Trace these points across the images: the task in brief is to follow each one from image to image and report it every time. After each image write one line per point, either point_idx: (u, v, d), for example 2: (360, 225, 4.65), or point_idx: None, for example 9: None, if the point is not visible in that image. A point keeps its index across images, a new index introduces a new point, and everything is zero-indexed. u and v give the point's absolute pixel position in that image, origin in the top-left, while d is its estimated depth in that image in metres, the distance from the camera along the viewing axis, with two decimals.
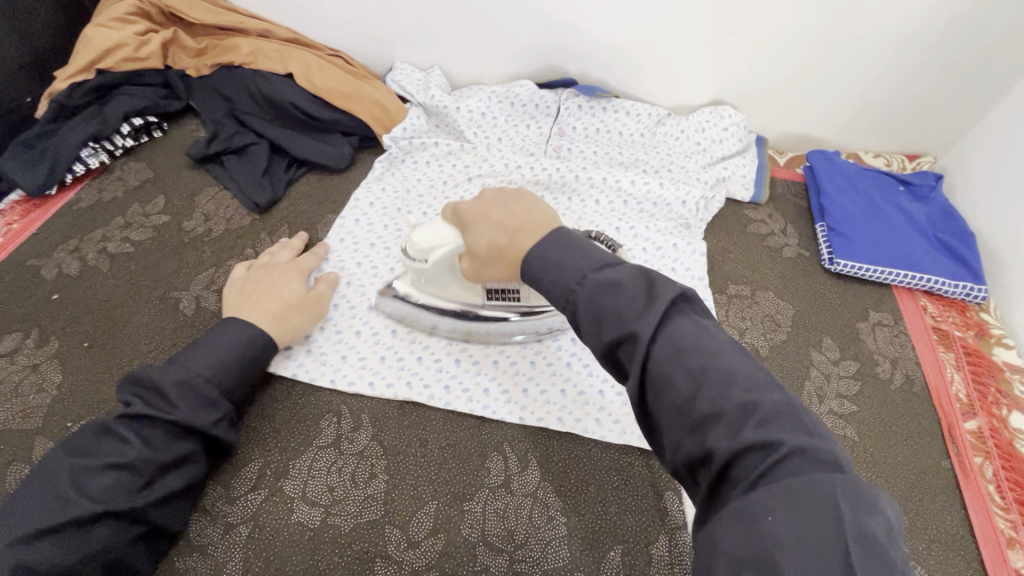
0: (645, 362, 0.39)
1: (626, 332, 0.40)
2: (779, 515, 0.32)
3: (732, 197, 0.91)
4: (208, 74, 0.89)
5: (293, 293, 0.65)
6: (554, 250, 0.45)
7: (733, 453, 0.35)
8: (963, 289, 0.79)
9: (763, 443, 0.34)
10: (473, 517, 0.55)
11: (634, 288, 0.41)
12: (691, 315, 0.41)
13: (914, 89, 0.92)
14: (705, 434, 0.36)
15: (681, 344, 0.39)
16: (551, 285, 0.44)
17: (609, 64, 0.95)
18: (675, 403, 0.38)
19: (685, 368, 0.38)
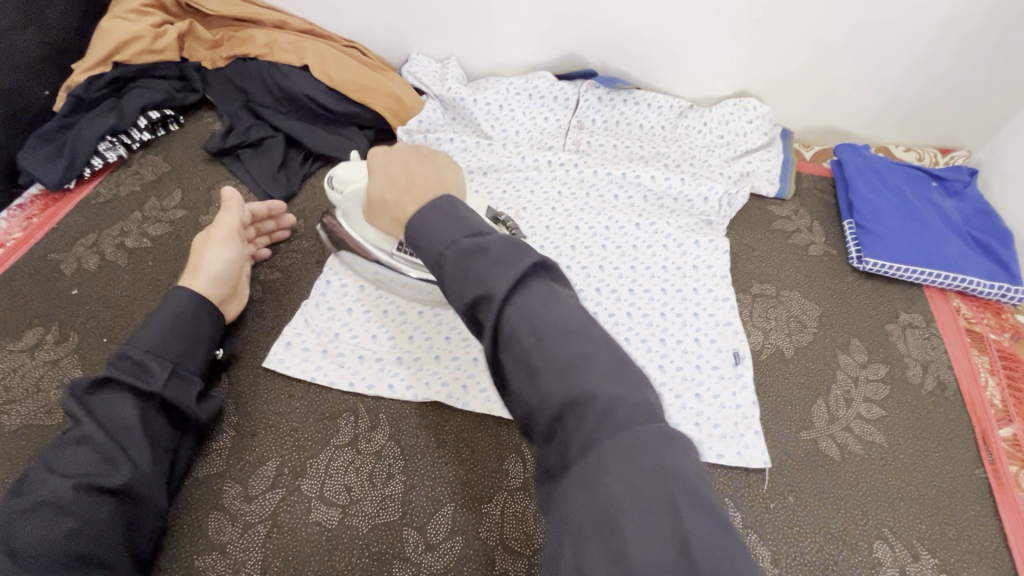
0: (498, 320, 0.40)
1: (484, 292, 0.40)
2: (614, 476, 0.33)
3: (757, 193, 0.88)
4: (224, 66, 0.88)
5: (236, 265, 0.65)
6: (433, 220, 0.44)
7: (565, 405, 0.36)
8: (999, 290, 0.76)
9: (593, 396, 0.36)
10: (491, 520, 0.54)
11: (518, 267, 0.40)
12: (549, 282, 0.41)
13: (951, 81, 0.88)
14: (541, 383, 0.38)
15: (531, 304, 0.39)
16: (456, 279, 0.42)
17: (630, 55, 0.93)
18: (519, 354, 0.39)
19: (536, 333, 0.38)
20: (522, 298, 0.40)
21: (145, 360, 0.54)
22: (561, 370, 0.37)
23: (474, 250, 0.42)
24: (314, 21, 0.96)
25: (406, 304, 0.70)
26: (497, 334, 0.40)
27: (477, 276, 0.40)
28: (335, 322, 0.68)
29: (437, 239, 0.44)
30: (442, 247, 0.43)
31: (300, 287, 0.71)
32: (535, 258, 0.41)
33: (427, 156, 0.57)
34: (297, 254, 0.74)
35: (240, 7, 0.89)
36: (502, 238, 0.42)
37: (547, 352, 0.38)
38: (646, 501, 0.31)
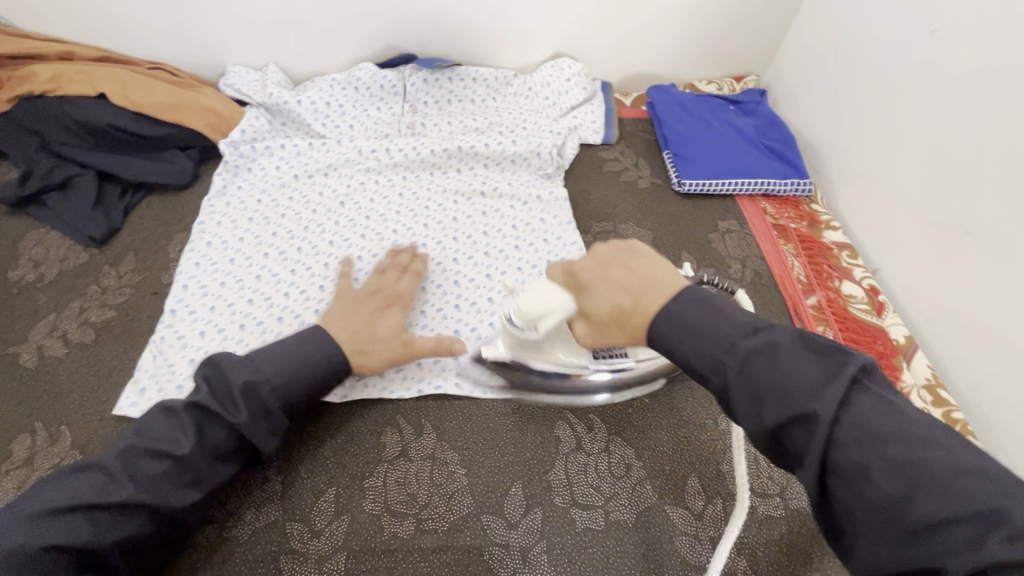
0: (827, 445, 0.37)
1: (805, 411, 0.38)
2: None
3: (586, 143, 0.96)
4: (8, 109, 0.79)
5: (388, 332, 0.62)
6: (698, 314, 0.45)
7: (968, 559, 0.31)
8: (792, 185, 0.89)
9: (1018, 550, 0.30)
10: (374, 492, 0.56)
11: (834, 376, 0.39)
12: (879, 392, 0.39)
13: (727, 15, 1.00)
14: (930, 543, 0.32)
15: (873, 427, 0.36)
16: (746, 399, 0.41)
17: (445, 34, 0.96)
18: (876, 500, 0.35)
19: (893, 466, 0.35)
20: (855, 412, 0.37)
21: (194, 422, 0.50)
22: (952, 523, 0.32)
23: (767, 355, 0.41)
24: (107, 47, 0.90)
25: (264, 315, 0.69)
26: (823, 466, 0.37)
27: (779, 389, 0.40)
28: (188, 351, 0.65)
29: (721, 334, 0.44)
30: (722, 351, 0.43)
31: (141, 320, 0.68)
32: (857, 366, 0.39)
33: (633, 254, 0.51)
34: (131, 288, 0.70)
35: (17, 44, 0.81)
36: (795, 342, 0.42)
37: (917, 498, 0.33)
38: None
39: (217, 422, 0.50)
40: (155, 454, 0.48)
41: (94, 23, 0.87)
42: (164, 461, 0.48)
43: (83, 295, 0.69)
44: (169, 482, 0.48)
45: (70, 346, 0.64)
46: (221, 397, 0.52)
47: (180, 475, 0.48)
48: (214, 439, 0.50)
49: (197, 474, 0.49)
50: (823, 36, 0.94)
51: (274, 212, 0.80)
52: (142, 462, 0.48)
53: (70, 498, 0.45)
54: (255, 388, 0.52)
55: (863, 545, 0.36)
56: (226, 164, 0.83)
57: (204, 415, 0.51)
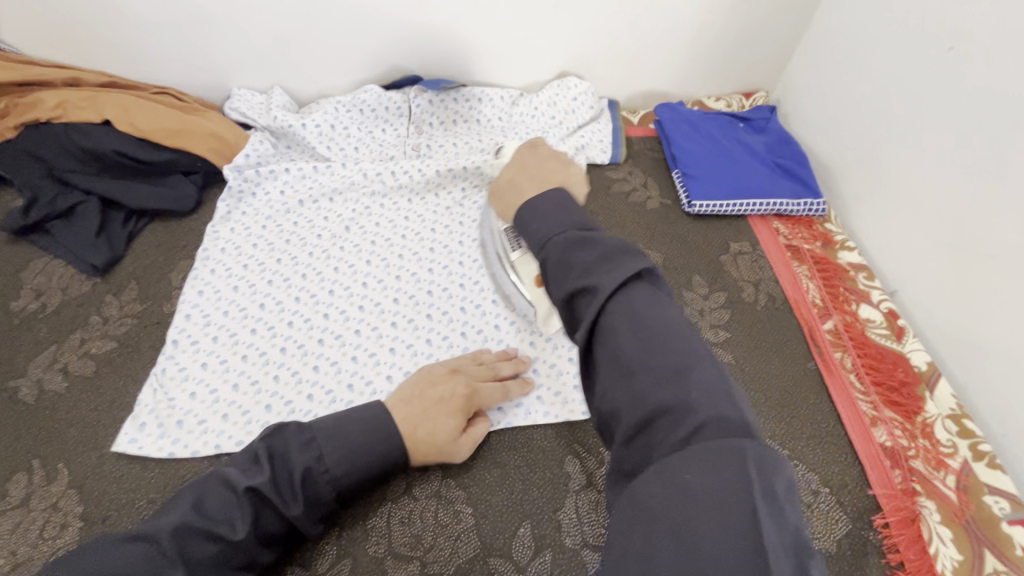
0: (597, 316, 0.39)
1: (590, 283, 0.39)
2: (698, 471, 0.31)
3: (593, 162, 0.94)
4: (14, 137, 0.78)
5: (447, 432, 0.55)
6: (552, 207, 0.45)
7: (658, 409, 0.35)
8: (805, 206, 0.88)
9: (689, 407, 0.34)
10: (378, 533, 0.54)
11: (625, 266, 0.40)
12: (656, 289, 0.41)
13: (735, 33, 0.99)
14: (635, 385, 0.36)
15: (637, 306, 0.38)
16: (559, 269, 0.41)
17: (450, 55, 0.95)
18: (613, 352, 0.38)
19: (636, 335, 0.37)
20: (627, 298, 0.39)
21: (253, 508, 0.46)
22: (657, 375, 0.36)
23: (581, 242, 0.42)
24: (115, 73, 0.90)
25: (267, 345, 0.68)
26: (594, 325, 0.39)
27: (584, 268, 0.40)
28: (189, 383, 0.64)
29: (552, 222, 0.44)
30: (555, 232, 0.43)
31: (142, 353, 0.66)
32: (645, 265, 0.40)
33: (559, 164, 0.54)
34: (133, 318, 0.69)
35: (22, 72, 0.81)
36: (616, 240, 0.42)
37: (642, 365, 0.36)
38: (723, 500, 0.30)
39: (274, 509, 0.47)
40: (209, 537, 0.44)
41: (100, 48, 0.87)
42: (217, 545, 0.44)
43: (85, 326, 0.68)
44: (218, 568, 0.44)
45: (71, 379, 0.63)
46: (281, 482, 0.47)
47: (230, 557, 0.45)
48: (268, 524, 0.47)
49: (246, 559, 0.46)
50: (834, 52, 0.92)
51: (278, 238, 0.79)
52: (196, 544, 0.43)
53: (117, 573, 0.40)
54: (315, 477, 0.48)
55: (597, 394, 0.39)
56: (230, 189, 0.82)
57: (263, 500, 0.47)
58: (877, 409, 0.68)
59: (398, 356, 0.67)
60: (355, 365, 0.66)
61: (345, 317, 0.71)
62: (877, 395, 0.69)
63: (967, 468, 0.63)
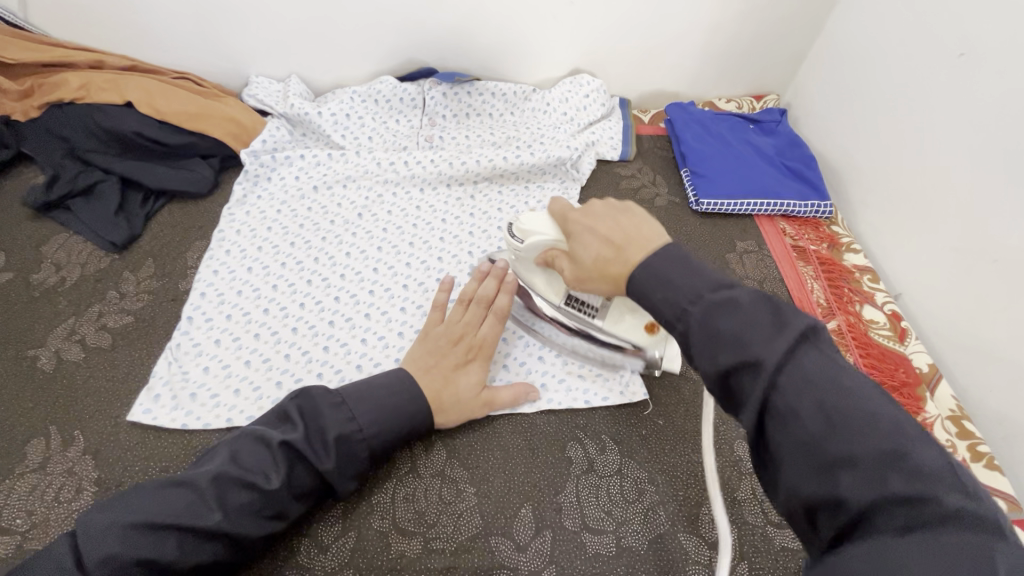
0: (767, 391, 0.37)
1: (749, 357, 0.37)
2: (932, 572, 0.28)
3: (603, 159, 0.95)
4: (39, 116, 0.81)
5: (468, 392, 0.59)
6: (673, 272, 0.43)
7: (871, 503, 0.31)
8: (812, 207, 0.88)
9: (909, 500, 0.30)
10: (383, 508, 0.55)
11: (786, 330, 0.37)
12: (824, 349, 0.37)
13: (748, 34, 1.00)
14: (836, 476, 0.33)
15: (811, 375, 0.36)
16: (704, 344, 0.39)
17: (465, 49, 0.96)
18: (801, 438, 0.35)
19: (820, 407, 0.35)
20: (800, 366, 0.36)
21: (288, 460, 0.50)
22: (863, 458, 0.32)
23: (650, 246, 0.45)
24: (137, 57, 0.92)
25: (279, 325, 0.69)
26: (763, 406, 0.37)
27: (734, 338, 0.38)
28: (202, 358, 0.65)
29: (678, 291, 0.42)
30: (673, 315, 0.42)
31: (156, 327, 0.68)
32: (808, 323, 0.38)
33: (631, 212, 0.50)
34: (149, 294, 0.71)
35: (49, 52, 0.83)
36: (754, 295, 0.40)
37: (833, 432, 0.34)
38: None
39: (306, 462, 0.50)
40: (246, 484, 0.48)
41: (124, 32, 0.89)
42: (252, 493, 0.48)
43: (102, 300, 0.69)
44: (252, 514, 0.47)
45: (87, 351, 0.65)
46: (313, 437, 0.51)
47: (265, 507, 0.48)
48: (301, 478, 0.50)
49: (279, 509, 0.49)
50: (846, 57, 0.93)
51: (292, 222, 0.80)
52: (232, 491, 0.47)
53: (162, 516, 0.45)
54: (348, 437, 0.52)
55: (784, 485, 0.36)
56: (247, 173, 0.83)
57: (296, 454, 0.50)
58: None
59: (406, 339, 0.69)
60: (364, 346, 0.68)
61: (355, 301, 0.72)
62: None
63: (965, 467, 0.64)
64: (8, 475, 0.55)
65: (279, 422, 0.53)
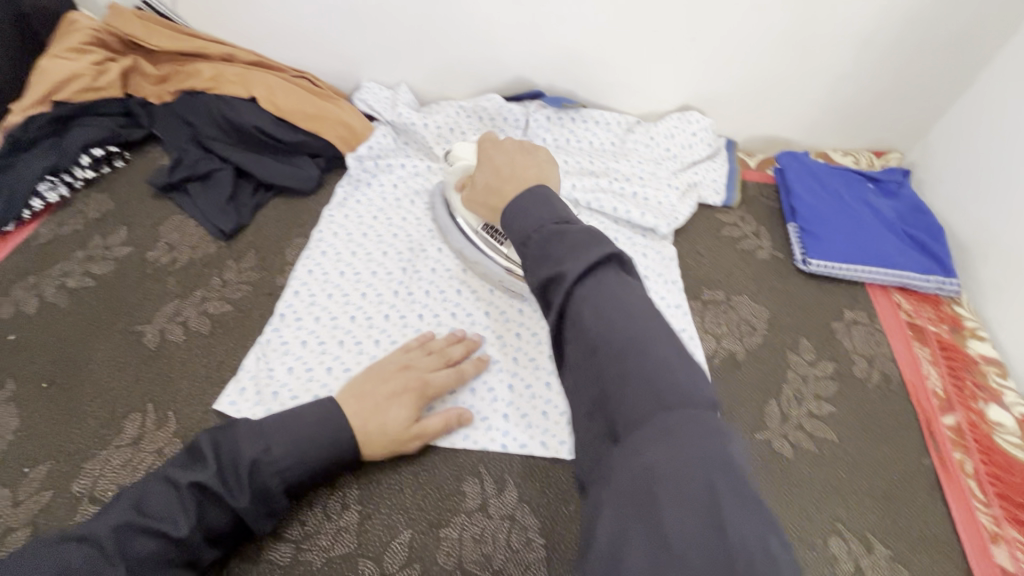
0: (568, 300, 0.44)
1: (558, 272, 0.45)
2: (662, 459, 0.35)
3: (704, 202, 0.91)
4: (172, 100, 0.87)
5: (395, 423, 0.57)
6: (533, 200, 0.51)
7: (624, 390, 0.40)
8: (934, 283, 0.81)
9: (653, 391, 0.38)
10: (450, 544, 0.54)
11: (597, 250, 0.45)
12: (623, 275, 0.45)
13: (880, 88, 0.92)
14: (607, 368, 0.41)
15: (605, 292, 0.43)
16: (536, 259, 0.47)
17: (574, 74, 0.95)
18: (588, 341, 0.42)
19: (599, 317, 0.42)
20: (600, 278, 0.44)
21: (189, 503, 0.48)
22: (617, 350, 0.41)
23: (557, 235, 0.47)
24: (263, 54, 0.96)
25: (363, 335, 0.69)
26: (563, 311, 0.44)
27: (554, 253, 0.46)
28: (288, 358, 0.66)
29: (531, 221, 0.50)
30: (532, 231, 0.49)
31: (252, 318, 0.70)
32: (606, 251, 0.45)
33: (529, 154, 0.66)
34: (248, 284, 0.73)
35: (185, 41, 0.88)
36: (585, 229, 0.47)
37: (609, 338, 0.42)
38: (688, 491, 0.34)
39: (218, 501, 0.49)
40: (153, 532, 0.47)
41: (255, 31, 0.93)
42: (161, 540, 0.47)
43: (206, 286, 0.72)
44: (161, 561, 0.47)
45: (188, 334, 0.68)
46: (227, 474, 0.50)
47: (174, 553, 0.47)
48: (213, 519, 0.49)
49: (191, 556, 0.48)
50: (989, 123, 0.85)
51: (386, 231, 0.81)
52: (137, 539, 0.46)
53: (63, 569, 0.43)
54: (262, 468, 0.51)
55: (595, 404, 0.42)
56: (350, 177, 0.86)
57: (208, 495, 0.49)
58: (999, 525, 0.61)
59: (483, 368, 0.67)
60: None
61: (438, 322, 0.72)
62: (1000, 509, 0.62)
63: None
64: (106, 446, 0.58)
65: (190, 458, 0.52)
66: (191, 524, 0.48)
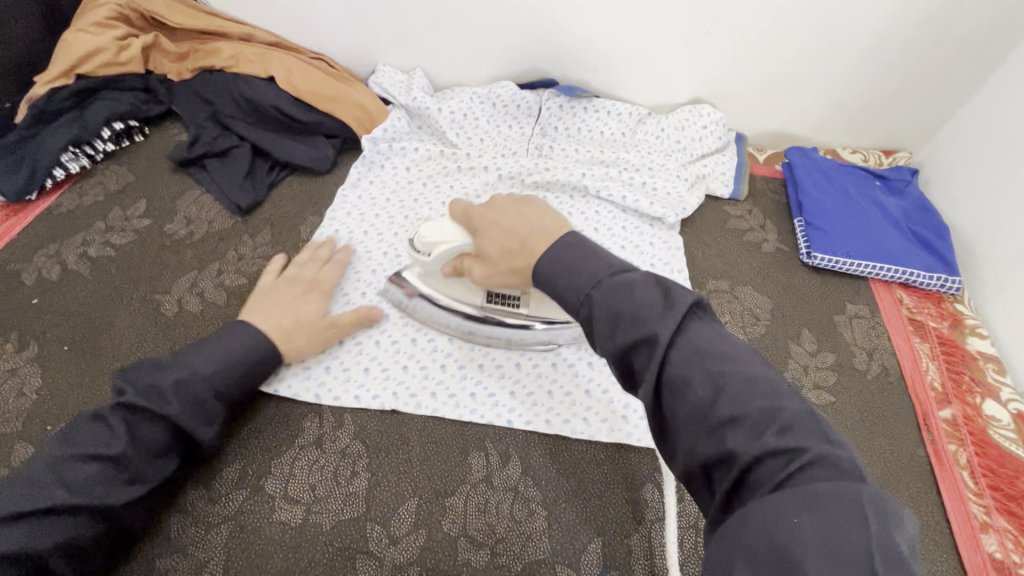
0: (662, 365, 0.41)
1: (647, 334, 0.41)
2: (804, 519, 0.31)
3: (712, 194, 0.92)
4: (191, 78, 0.89)
5: (309, 316, 0.65)
6: (572, 257, 0.48)
7: (756, 456, 0.35)
8: (936, 281, 0.82)
9: (788, 447, 0.35)
10: (454, 512, 0.56)
11: (675, 309, 0.42)
12: (708, 322, 0.43)
13: (890, 87, 0.93)
14: (723, 436, 0.37)
15: (699, 347, 0.41)
16: (604, 324, 0.43)
17: (587, 63, 0.96)
18: (695, 405, 0.39)
19: (709, 377, 0.39)
20: (690, 337, 0.41)
21: (116, 423, 0.51)
22: (742, 420, 0.37)
23: (622, 287, 0.44)
24: (281, 35, 0.98)
25: None
26: (658, 381, 0.41)
27: (631, 318, 0.42)
28: None
29: (581, 279, 0.47)
30: (589, 289, 0.46)
31: None
32: (692, 298, 0.43)
33: (528, 205, 0.57)
34: (263, 259, 0.75)
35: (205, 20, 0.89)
36: (648, 275, 0.45)
37: (721, 400, 0.38)
38: (844, 551, 0.29)
39: (146, 419, 0.52)
40: (90, 457, 0.49)
41: (274, 12, 0.94)
42: (100, 463, 0.49)
43: (222, 259, 0.74)
44: (109, 482, 0.49)
45: (205, 304, 0.70)
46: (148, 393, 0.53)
47: (121, 474, 0.49)
48: (149, 437, 0.51)
49: (135, 472, 0.50)
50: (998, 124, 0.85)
51: (398, 212, 0.83)
52: (75, 465, 0.48)
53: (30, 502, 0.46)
54: (188, 382, 0.54)
55: (677, 453, 0.40)
56: (364, 159, 0.87)
57: (133, 413, 0.52)
58: (990, 515, 0.62)
59: (491, 347, 0.69)
60: (451, 348, 0.69)
61: None
62: (992, 500, 0.63)
63: None
64: None
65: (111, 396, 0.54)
66: (125, 441, 0.50)
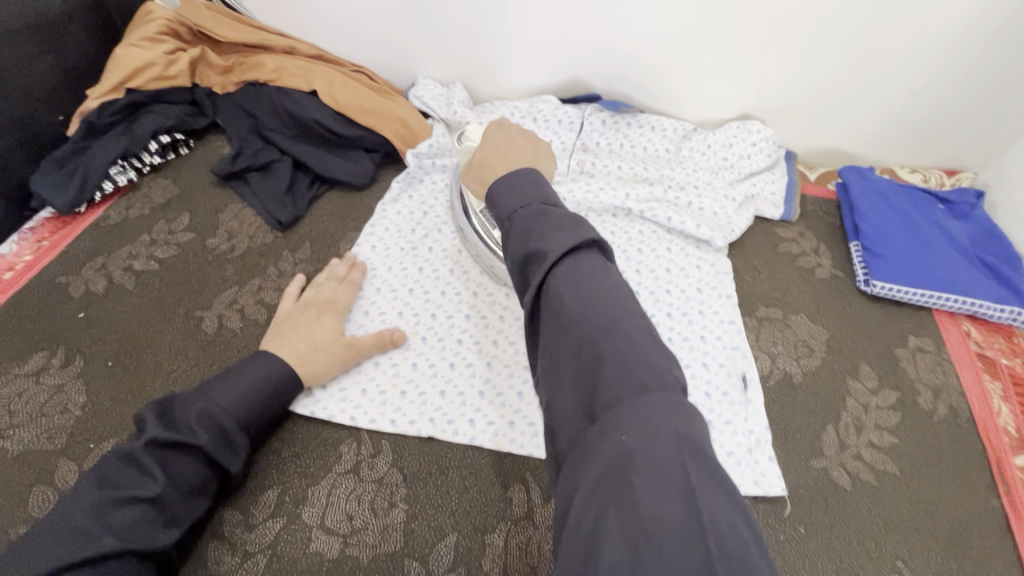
0: (546, 280, 0.44)
1: (540, 250, 0.45)
2: (636, 438, 0.35)
3: (761, 215, 0.88)
4: (235, 91, 0.89)
5: (324, 338, 0.64)
6: (546, 222, 0.47)
7: (607, 372, 0.39)
8: (1009, 314, 0.76)
9: (630, 372, 0.38)
10: (495, 550, 0.54)
11: (580, 235, 0.45)
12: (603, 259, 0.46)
13: (955, 105, 0.88)
14: (583, 351, 0.41)
15: (586, 277, 0.43)
16: (516, 236, 0.47)
17: (631, 78, 0.93)
18: (558, 313, 0.42)
19: (583, 298, 0.42)
20: (578, 262, 0.44)
21: (150, 463, 0.49)
22: (600, 341, 0.40)
23: (541, 213, 0.47)
24: (324, 48, 0.98)
25: (411, 332, 0.70)
26: (540, 289, 0.44)
27: (535, 231, 0.46)
28: None
29: (518, 203, 0.49)
30: (514, 208, 0.49)
31: None
32: (592, 237, 0.45)
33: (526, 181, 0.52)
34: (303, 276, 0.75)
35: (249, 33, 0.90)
36: (568, 212, 0.48)
37: (590, 323, 0.41)
38: (668, 467, 0.33)
39: (180, 455, 0.51)
40: (129, 501, 0.47)
41: (318, 25, 0.94)
42: (141, 505, 0.48)
43: (262, 275, 0.74)
44: (149, 524, 0.48)
45: (245, 321, 0.69)
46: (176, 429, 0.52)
47: (159, 516, 0.49)
48: (184, 475, 0.51)
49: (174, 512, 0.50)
50: None
51: (435, 227, 0.81)
52: (117, 510, 0.47)
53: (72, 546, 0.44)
54: (215, 414, 0.54)
55: (547, 364, 0.43)
56: (403, 174, 0.86)
57: (166, 450, 0.50)
58: None
59: (531, 374, 0.67)
60: (489, 373, 0.67)
61: (485, 324, 0.71)
62: None
63: None
64: None
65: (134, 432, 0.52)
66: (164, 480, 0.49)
